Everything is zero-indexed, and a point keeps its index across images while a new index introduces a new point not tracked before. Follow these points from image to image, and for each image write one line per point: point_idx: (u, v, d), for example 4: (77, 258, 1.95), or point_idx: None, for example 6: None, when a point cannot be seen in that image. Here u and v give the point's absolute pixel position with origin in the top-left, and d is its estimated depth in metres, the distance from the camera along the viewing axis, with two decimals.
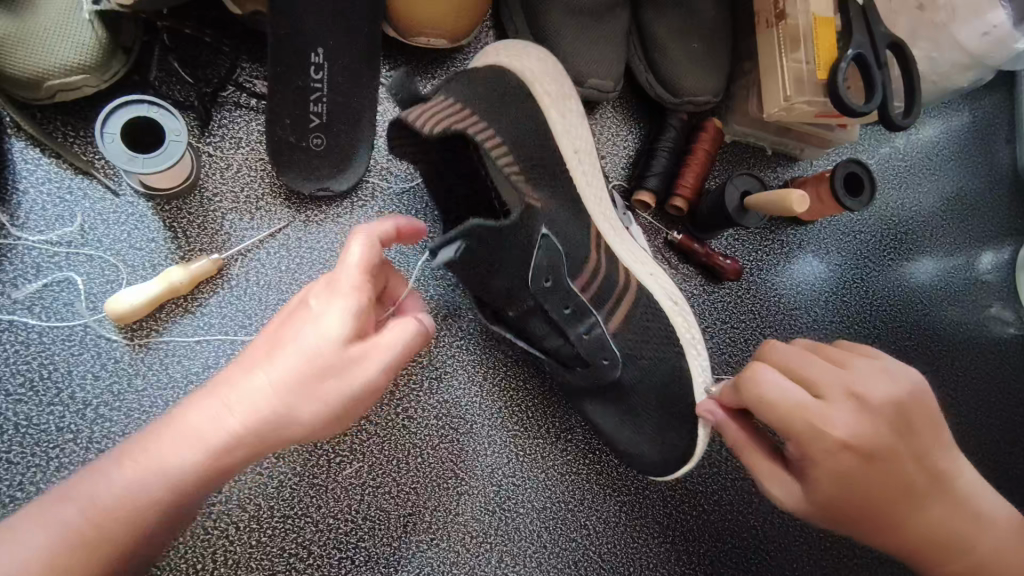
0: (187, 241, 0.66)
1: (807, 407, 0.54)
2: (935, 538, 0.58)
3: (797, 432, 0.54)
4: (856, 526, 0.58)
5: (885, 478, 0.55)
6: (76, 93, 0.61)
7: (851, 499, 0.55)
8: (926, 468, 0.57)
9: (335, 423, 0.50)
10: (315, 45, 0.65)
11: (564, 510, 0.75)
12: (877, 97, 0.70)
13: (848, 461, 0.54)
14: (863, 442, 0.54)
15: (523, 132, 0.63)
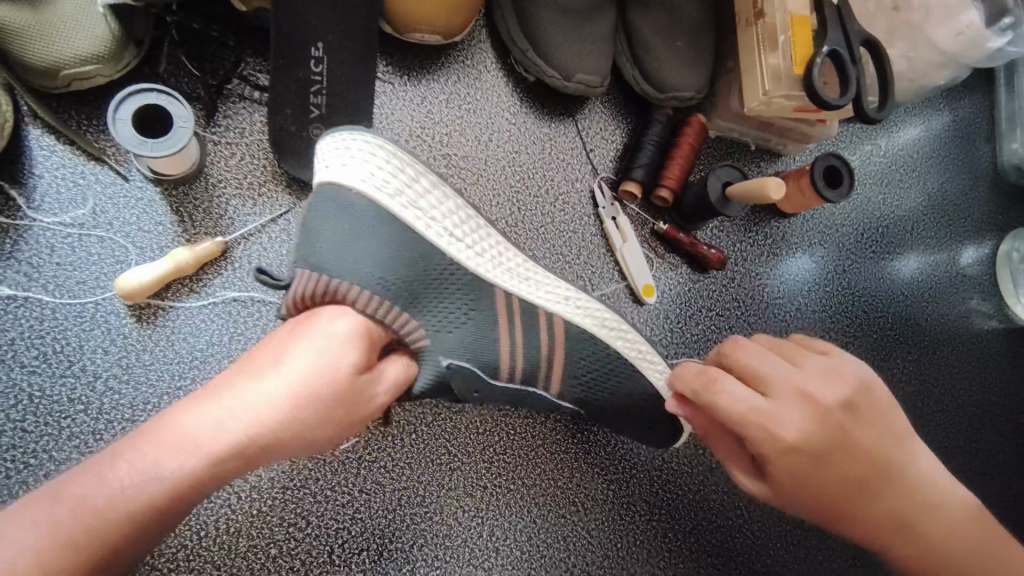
0: (193, 224, 0.70)
1: (758, 409, 0.57)
2: (895, 529, 0.60)
3: (749, 432, 0.57)
4: (818, 515, 0.60)
5: (840, 473, 0.57)
6: (90, 81, 0.65)
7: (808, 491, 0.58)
8: (882, 461, 0.59)
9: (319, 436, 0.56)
10: (315, 40, 0.68)
11: (553, 487, 0.78)
12: (851, 90, 0.73)
13: (802, 457, 0.56)
14: (812, 441, 0.56)
15: (405, 239, 0.62)
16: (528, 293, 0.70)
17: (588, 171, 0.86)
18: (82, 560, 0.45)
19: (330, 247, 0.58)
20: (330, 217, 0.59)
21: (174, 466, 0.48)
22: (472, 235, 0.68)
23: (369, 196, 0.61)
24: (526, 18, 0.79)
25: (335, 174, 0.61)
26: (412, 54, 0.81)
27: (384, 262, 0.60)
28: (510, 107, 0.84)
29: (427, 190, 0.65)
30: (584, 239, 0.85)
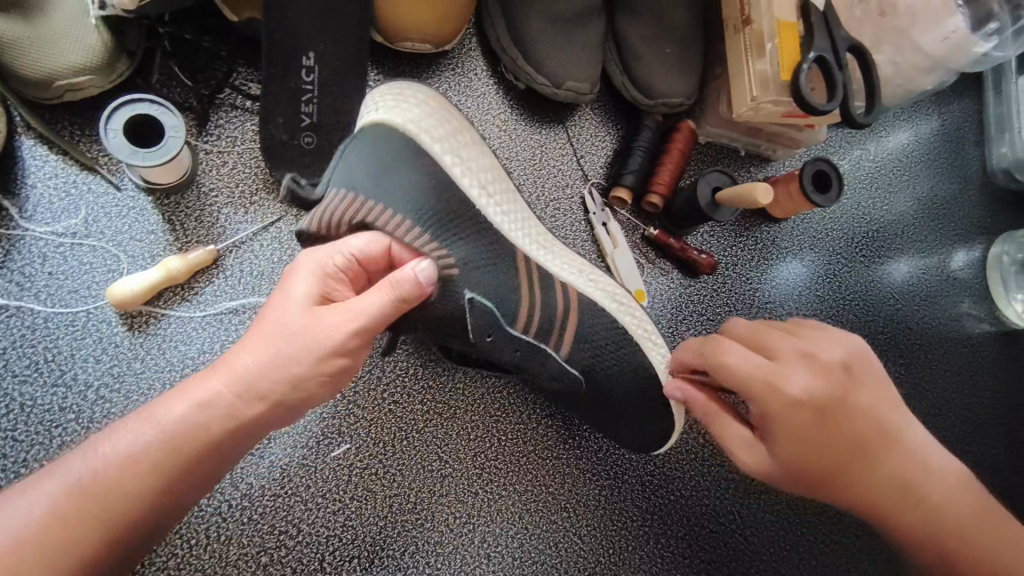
0: (185, 233, 0.70)
1: (767, 371, 0.58)
2: (896, 499, 0.61)
3: (753, 390, 0.58)
4: (821, 489, 0.60)
5: (845, 440, 0.58)
6: (81, 93, 0.65)
7: (815, 461, 0.58)
8: (881, 429, 0.60)
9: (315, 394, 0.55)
10: (306, 49, 0.69)
11: (545, 493, 0.78)
12: (837, 95, 0.74)
13: (810, 419, 0.57)
14: (822, 401, 0.58)
15: (440, 181, 0.64)
16: (540, 258, 0.71)
17: (578, 177, 0.87)
18: (82, 524, 0.49)
19: (367, 173, 0.60)
20: (368, 148, 0.62)
21: (168, 424, 0.52)
22: (500, 197, 0.70)
23: (409, 135, 0.64)
24: (515, 26, 0.79)
25: (381, 113, 0.64)
26: (403, 62, 0.82)
27: (417, 195, 0.62)
28: (501, 114, 0.85)
29: (465, 144, 0.68)
30: (576, 245, 0.85)
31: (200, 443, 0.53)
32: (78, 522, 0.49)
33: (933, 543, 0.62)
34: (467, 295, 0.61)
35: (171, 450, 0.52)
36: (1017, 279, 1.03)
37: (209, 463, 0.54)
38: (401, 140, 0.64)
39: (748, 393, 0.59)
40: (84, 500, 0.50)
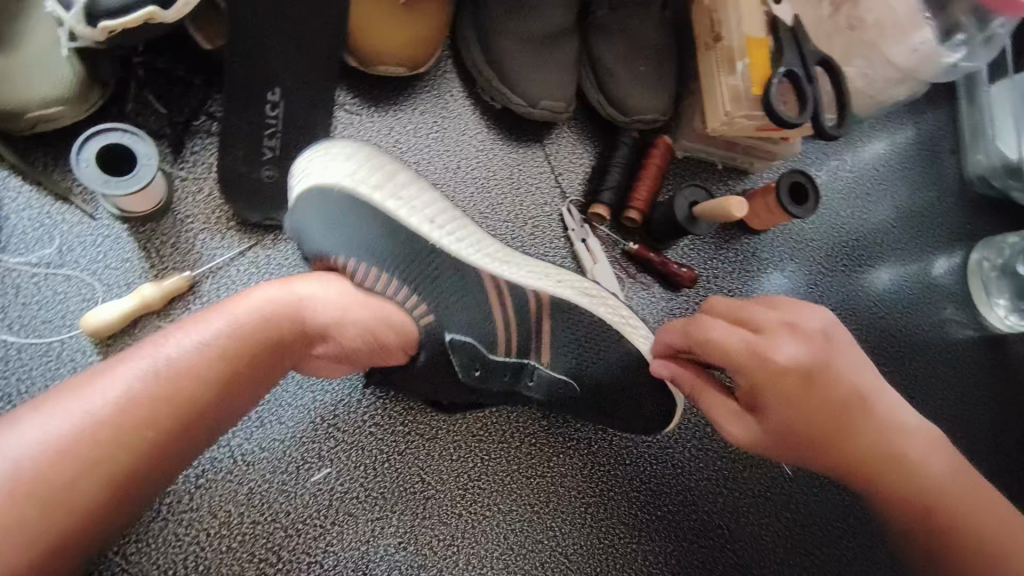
0: (161, 260, 0.70)
1: (753, 342, 0.59)
2: (880, 463, 0.62)
3: (742, 363, 0.59)
4: (807, 456, 0.62)
5: (827, 406, 0.60)
6: (54, 123, 0.65)
7: (799, 428, 0.60)
8: (863, 396, 0.61)
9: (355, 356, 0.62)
10: (272, 85, 0.70)
11: (530, 512, 0.77)
12: (808, 110, 0.75)
13: (797, 388, 0.59)
14: (808, 367, 0.59)
15: (389, 227, 0.65)
16: (499, 269, 0.71)
17: (556, 195, 0.87)
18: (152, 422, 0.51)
19: (322, 238, 0.62)
20: (314, 215, 0.63)
21: (234, 324, 0.56)
22: (451, 223, 0.71)
23: (350, 189, 0.65)
24: (488, 48, 0.80)
25: (315, 176, 0.65)
26: (378, 86, 0.82)
27: (376, 241, 0.64)
28: (478, 134, 0.86)
29: (404, 182, 0.70)
30: (555, 261, 0.85)
31: (261, 347, 0.57)
32: (153, 415, 0.51)
33: (919, 505, 0.62)
34: (449, 335, 0.65)
35: (237, 350, 0.56)
36: (998, 284, 1.03)
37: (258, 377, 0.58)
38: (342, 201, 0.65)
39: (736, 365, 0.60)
40: (158, 389, 0.52)
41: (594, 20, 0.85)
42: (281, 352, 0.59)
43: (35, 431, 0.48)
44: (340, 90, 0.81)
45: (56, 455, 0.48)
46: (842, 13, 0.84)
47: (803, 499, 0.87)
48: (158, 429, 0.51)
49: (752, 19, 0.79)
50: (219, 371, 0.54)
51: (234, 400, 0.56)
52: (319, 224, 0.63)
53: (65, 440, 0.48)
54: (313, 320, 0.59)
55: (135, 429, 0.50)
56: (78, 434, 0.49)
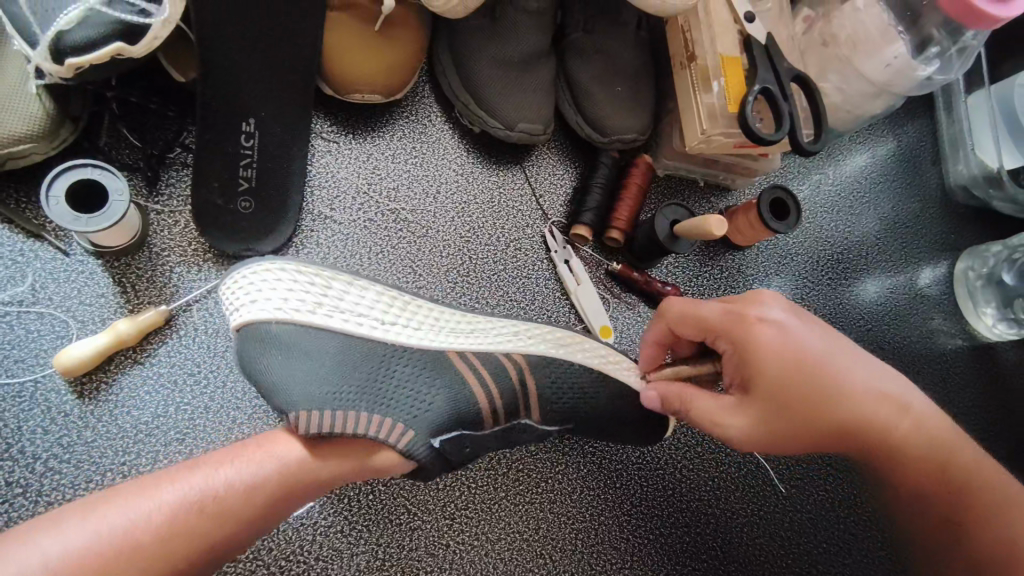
0: (137, 294, 0.69)
1: (729, 307, 0.62)
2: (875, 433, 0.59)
3: (723, 325, 0.62)
4: (803, 434, 0.59)
5: (814, 369, 0.59)
6: (23, 160, 0.65)
7: (788, 393, 0.58)
8: (853, 373, 0.60)
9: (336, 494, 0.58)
10: (246, 116, 0.70)
11: (520, 541, 0.76)
12: (785, 125, 0.75)
13: (781, 349, 0.59)
14: (788, 327, 0.60)
15: (346, 345, 0.61)
16: (461, 344, 0.68)
17: (538, 217, 0.87)
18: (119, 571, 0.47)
19: (303, 378, 0.56)
20: (281, 357, 0.57)
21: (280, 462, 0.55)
22: (406, 312, 0.66)
23: (288, 321, 0.59)
24: (464, 72, 0.81)
25: (246, 312, 0.59)
26: (355, 113, 0.82)
27: (333, 377, 0.57)
28: (457, 159, 0.86)
29: (346, 288, 0.64)
30: (538, 283, 0.85)
31: (299, 488, 0.56)
32: (123, 563, 0.47)
33: (920, 477, 0.60)
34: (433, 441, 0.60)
35: (279, 489, 0.54)
36: (984, 293, 1.03)
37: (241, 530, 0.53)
38: (296, 337, 0.59)
39: (716, 330, 0.63)
40: (140, 529, 0.48)
41: (569, 42, 0.85)
42: (315, 493, 0.57)
43: (66, 541, 0.47)
44: (317, 118, 0.81)
45: (79, 573, 0.46)
46: (816, 30, 0.86)
47: (797, 517, 0.85)
48: (184, 560, 0.50)
49: (726, 38, 0.79)
50: (256, 508, 0.53)
51: (254, 537, 0.54)
52: (290, 361, 0.57)
53: (92, 556, 0.47)
54: (349, 463, 0.58)
55: (164, 556, 0.49)
56: (63, 571, 0.45)
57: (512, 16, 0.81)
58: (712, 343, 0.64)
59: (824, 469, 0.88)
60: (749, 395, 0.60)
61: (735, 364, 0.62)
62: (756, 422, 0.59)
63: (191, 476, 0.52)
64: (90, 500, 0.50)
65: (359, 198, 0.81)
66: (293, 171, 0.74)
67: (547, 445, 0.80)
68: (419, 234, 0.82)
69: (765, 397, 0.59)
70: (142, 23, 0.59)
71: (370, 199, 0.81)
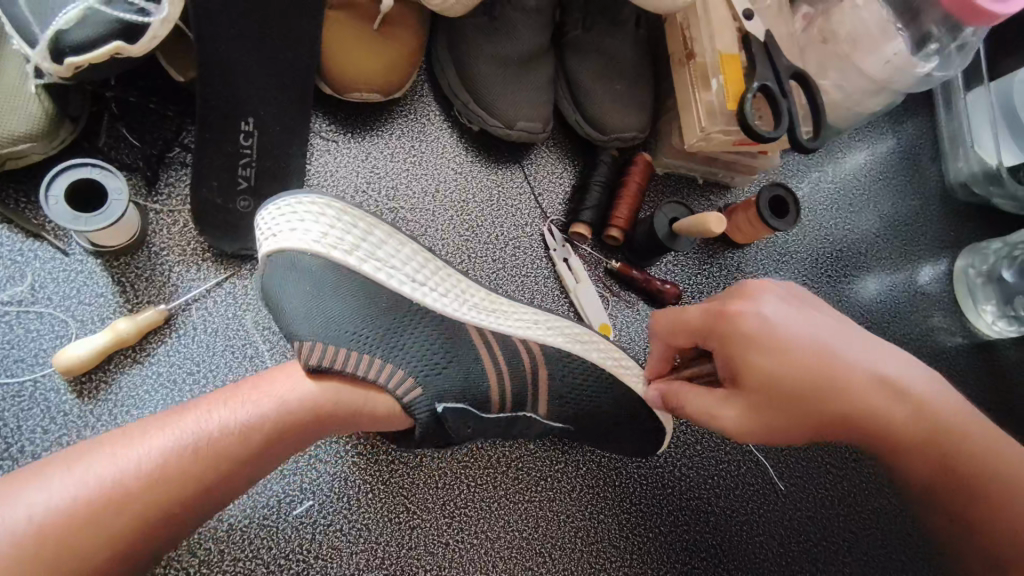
0: (136, 293, 0.69)
1: (713, 305, 0.62)
2: (871, 417, 0.59)
3: (711, 326, 0.62)
4: (797, 423, 0.59)
5: (804, 359, 0.58)
6: (23, 159, 0.66)
7: (778, 390, 0.58)
8: (845, 363, 0.59)
9: (330, 432, 0.58)
10: (245, 115, 0.70)
11: (519, 539, 0.76)
12: (784, 123, 0.75)
13: (768, 342, 0.58)
14: (774, 323, 0.59)
15: (372, 290, 0.62)
16: (482, 319, 0.69)
17: (537, 215, 0.87)
18: (114, 508, 0.49)
19: (320, 313, 0.58)
20: (304, 287, 0.59)
21: (270, 399, 0.55)
22: (435, 278, 0.68)
23: (321, 256, 0.61)
24: (464, 70, 0.80)
25: (282, 240, 0.61)
26: (354, 112, 0.82)
27: (355, 314, 0.59)
28: (456, 157, 0.86)
29: (384, 238, 0.66)
30: (537, 282, 0.85)
31: (297, 430, 0.56)
32: (117, 499, 0.49)
33: (922, 454, 0.59)
34: (439, 406, 0.59)
35: (274, 430, 0.55)
36: (984, 291, 1.03)
37: (234, 468, 0.54)
38: (326, 273, 0.61)
39: (706, 330, 0.62)
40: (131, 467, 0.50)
41: (568, 40, 0.85)
42: (316, 433, 0.58)
43: (59, 488, 0.48)
44: (316, 117, 0.81)
45: (75, 511, 0.48)
46: (815, 27, 0.86)
47: (796, 515, 0.85)
48: (182, 500, 0.51)
49: (725, 36, 0.79)
50: (254, 447, 0.54)
51: (250, 475, 0.55)
52: (312, 293, 0.59)
53: (89, 497, 0.48)
54: (341, 406, 0.57)
55: (159, 496, 0.50)
56: (60, 509, 0.47)
57: (511, 14, 0.81)
58: (703, 343, 0.64)
59: (823, 467, 0.88)
60: (741, 390, 0.60)
61: (725, 361, 0.61)
62: (750, 416, 0.60)
63: (185, 419, 0.54)
64: (88, 444, 0.52)
65: (358, 197, 0.81)
66: (292, 171, 0.74)
67: (547, 444, 0.80)
68: (418, 233, 0.82)
69: (755, 391, 0.59)
70: (140, 21, 0.59)
71: (369, 198, 0.81)
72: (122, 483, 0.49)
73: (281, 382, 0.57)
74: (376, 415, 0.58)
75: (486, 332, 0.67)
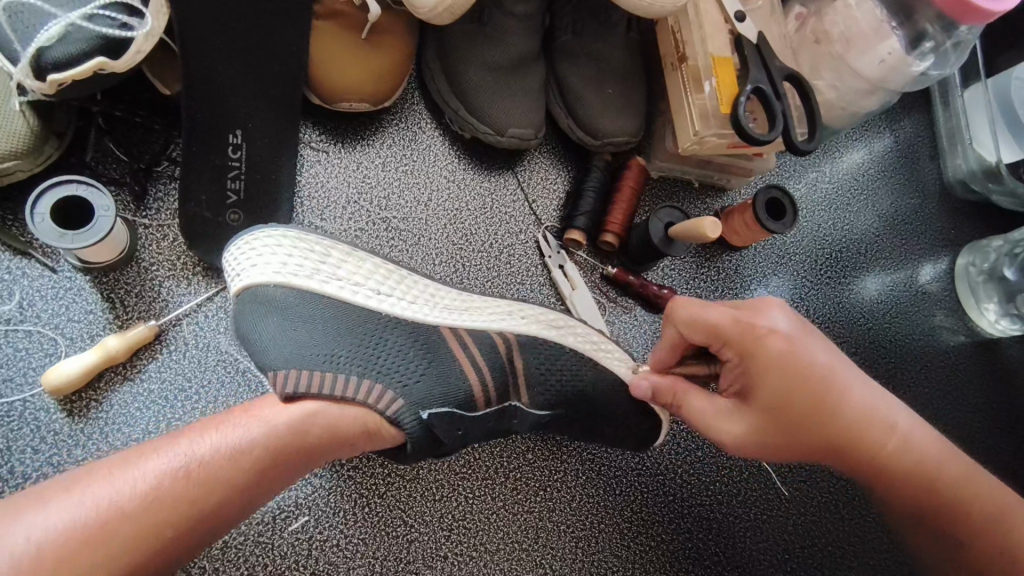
0: (126, 310, 0.69)
1: (739, 315, 0.60)
2: (872, 449, 0.59)
3: (731, 336, 0.60)
4: (796, 446, 0.59)
5: (820, 384, 0.58)
6: (9, 177, 0.64)
7: (784, 410, 0.58)
8: (850, 396, 0.58)
9: (321, 459, 0.57)
10: (233, 128, 0.69)
11: (518, 551, 0.75)
12: (778, 125, 0.74)
13: (785, 366, 0.58)
14: (794, 345, 0.58)
15: (339, 312, 0.61)
16: (463, 320, 0.68)
17: (531, 222, 0.86)
18: (104, 539, 0.48)
19: (285, 345, 0.56)
20: (267, 320, 0.58)
21: (262, 425, 0.54)
22: (403, 286, 0.67)
23: (286, 285, 0.60)
24: (453, 77, 0.80)
25: (247, 276, 0.60)
26: (344, 122, 0.82)
27: (326, 338, 0.58)
28: (448, 165, 0.85)
29: (345, 258, 0.65)
30: (532, 289, 0.84)
31: (290, 454, 0.55)
32: (108, 527, 0.48)
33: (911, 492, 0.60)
34: (424, 414, 0.59)
35: (268, 454, 0.54)
36: (986, 289, 1.01)
37: (226, 496, 0.52)
38: (292, 300, 0.60)
39: (725, 338, 0.61)
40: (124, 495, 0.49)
41: (559, 46, 0.84)
42: (311, 459, 0.56)
43: (56, 513, 0.48)
44: (306, 127, 0.81)
45: (67, 539, 0.47)
46: (809, 27, 0.85)
47: (799, 521, 0.84)
48: (174, 527, 0.50)
49: (717, 38, 0.79)
50: (245, 474, 0.53)
51: (243, 504, 0.54)
52: (277, 326, 0.58)
53: (81, 525, 0.48)
54: (331, 430, 0.56)
55: (153, 521, 0.49)
56: (53, 537, 0.47)
57: (499, 20, 0.80)
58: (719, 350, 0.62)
59: (827, 472, 0.86)
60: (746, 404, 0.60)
61: (738, 373, 0.61)
62: (754, 432, 0.60)
63: (180, 443, 0.53)
64: (81, 472, 0.51)
65: (349, 208, 0.80)
66: (282, 183, 0.73)
67: (545, 453, 0.79)
68: (411, 242, 0.81)
69: (763, 408, 0.59)
70: (124, 36, 0.59)
71: (360, 209, 0.81)
72: (114, 511, 0.49)
73: (269, 409, 0.56)
74: (365, 433, 0.57)
75: (480, 342, 0.66)
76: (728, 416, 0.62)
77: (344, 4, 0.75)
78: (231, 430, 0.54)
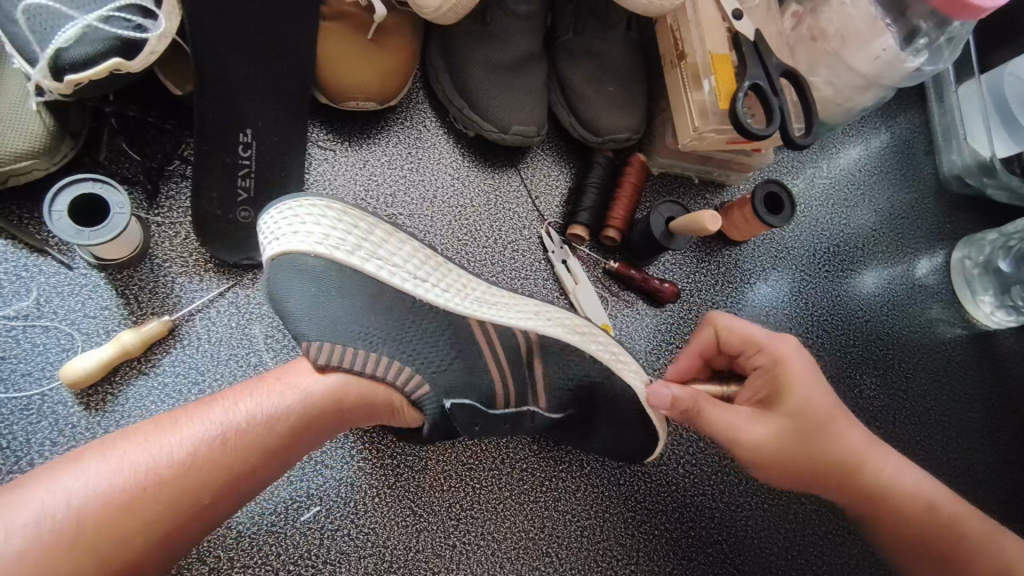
0: (139, 305, 0.70)
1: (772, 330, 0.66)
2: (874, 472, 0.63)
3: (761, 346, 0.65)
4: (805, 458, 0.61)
5: (835, 407, 0.63)
6: (26, 176, 0.66)
7: (802, 419, 0.62)
8: (856, 426, 0.64)
9: (346, 425, 0.60)
10: (244, 127, 0.71)
11: (525, 540, 0.76)
12: (775, 119, 0.75)
13: (809, 377, 0.63)
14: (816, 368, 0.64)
15: (378, 291, 0.62)
16: (488, 313, 0.68)
17: (534, 218, 0.87)
18: (147, 496, 0.50)
19: (317, 320, 0.58)
20: (301, 290, 0.59)
21: (294, 392, 0.57)
22: (437, 275, 0.68)
23: (325, 257, 0.60)
24: (457, 75, 0.81)
25: (286, 241, 0.60)
26: (349, 121, 0.83)
27: (360, 316, 0.59)
28: (452, 163, 0.86)
29: (387, 237, 0.66)
30: (536, 284, 0.85)
31: (320, 423, 0.58)
32: (150, 486, 0.50)
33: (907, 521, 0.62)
34: (447, 403, 0.62)
35: (300, 422, 0.57)
36: (981, 282, 1.03)
37: (259, 458, 0.55)
38: (331, 273, 0.60)
39: (756, 347, 0.66)
40: (165, 457, 0.52)
41: (560, 45, 0.86)
42: (339, 422, 0.59)
43: (96, 471, 0.50)
44: (313, 126, 0.82)
45: (110, 496, 0.49)
46: (805, 25, 0.87)
47: (800, 509, 0.86)
48: (212, 487, 0.53)
49: (715, 36, 0.80)
50: (278, 438, 0.56)
51: (274, 467, 0.56)
52: (312, 296, 0.59)
53: (123, 483, 0.50)
54: (359, 402, 0.59)
55: (191, 486, 0.52)
56: (98, 493, 0.49)
57: (501, 20, 0.82)
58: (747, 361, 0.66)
59: None
60: (768, 411, 0.63)
61: (764, 382, 0.64)
62: (773, 439, 0.61)
63: (213, 410, 0.55)
64: (116, 435, 0.53)
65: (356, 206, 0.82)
66: (290, 181, 0.75)
67: (551, 445, 0.80)
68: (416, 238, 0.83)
69: (786, 413, 0.62)
70: (139, 37, 0.60)
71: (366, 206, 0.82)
72: (154, 471, 0.51)
73: (299, 376, 0.58)
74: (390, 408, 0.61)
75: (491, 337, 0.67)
76: (748, 424, 0.62)
77: (350, 5, 0.77)
78: (263, 397, 0.57)
